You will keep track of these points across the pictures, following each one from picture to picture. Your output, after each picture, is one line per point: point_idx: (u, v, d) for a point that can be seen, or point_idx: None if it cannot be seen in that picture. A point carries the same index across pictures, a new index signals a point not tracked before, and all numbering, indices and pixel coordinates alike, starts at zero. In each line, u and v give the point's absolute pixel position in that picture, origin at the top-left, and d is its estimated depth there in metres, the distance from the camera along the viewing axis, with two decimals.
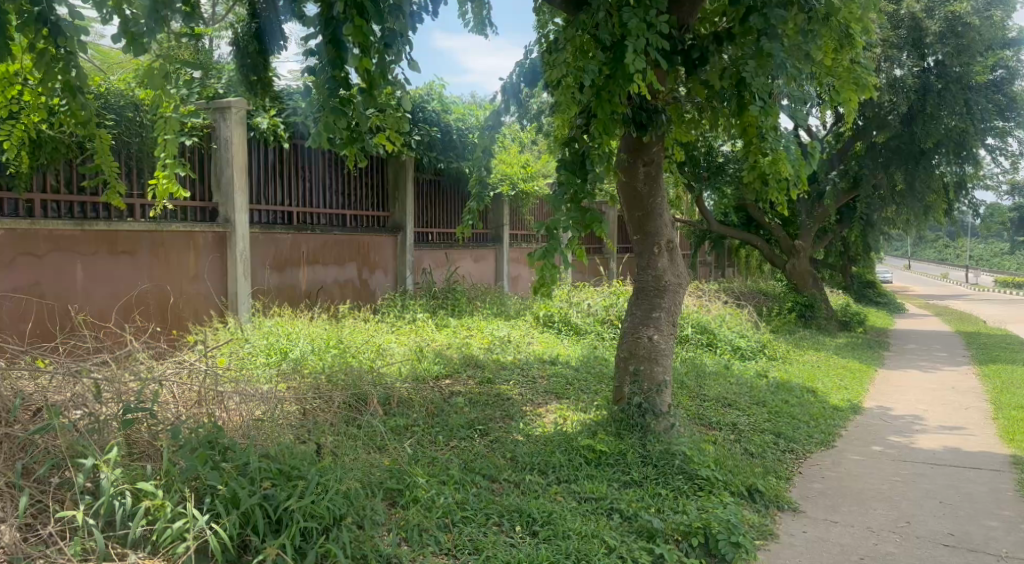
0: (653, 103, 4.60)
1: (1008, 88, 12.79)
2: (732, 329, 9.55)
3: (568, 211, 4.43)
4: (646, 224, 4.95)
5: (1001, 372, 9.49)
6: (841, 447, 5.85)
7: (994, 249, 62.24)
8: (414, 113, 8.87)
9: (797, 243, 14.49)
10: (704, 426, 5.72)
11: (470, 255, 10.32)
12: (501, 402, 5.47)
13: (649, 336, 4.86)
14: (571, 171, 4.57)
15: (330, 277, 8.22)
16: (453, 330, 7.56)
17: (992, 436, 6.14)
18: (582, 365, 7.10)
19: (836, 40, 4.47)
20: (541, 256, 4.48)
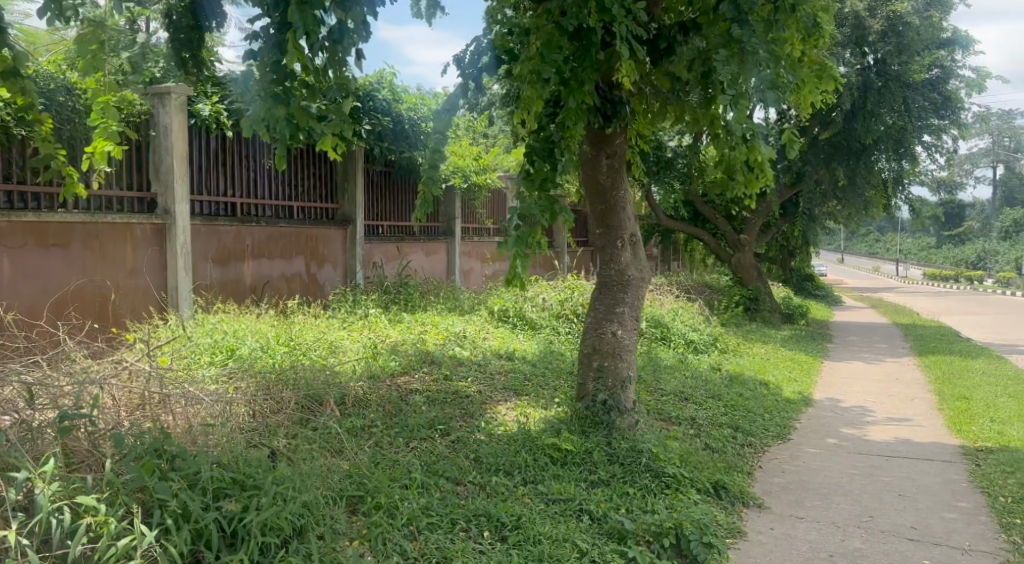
0: (618, 93, 4.57)
1: (944, 87, 13.16)
2: (684, 322, 9.59)
3: (538, 200, 4.33)
4: (609, 218, 4.87)
5: (941, 363, 9.78)
6: (797, 440, 5.90)
7: (922, 243, 64.81)
8: (364, 102, 8.64)
9: (743, 237, 14.70)
10: (663, 420, 5.68)
11: (421, 248, 10.11)
12: (459, 400, 5.32)
13: (613, 332, 4.79)
14: (539, 157, 4.45)
15: (276, 270, 7.92)
16: (406, 326, 7.37)
17: (939, 427, 6.28)
18: (538, 361, 7.00)
19: (799, 34, 4.46)
20: (511, 249, 4.27)
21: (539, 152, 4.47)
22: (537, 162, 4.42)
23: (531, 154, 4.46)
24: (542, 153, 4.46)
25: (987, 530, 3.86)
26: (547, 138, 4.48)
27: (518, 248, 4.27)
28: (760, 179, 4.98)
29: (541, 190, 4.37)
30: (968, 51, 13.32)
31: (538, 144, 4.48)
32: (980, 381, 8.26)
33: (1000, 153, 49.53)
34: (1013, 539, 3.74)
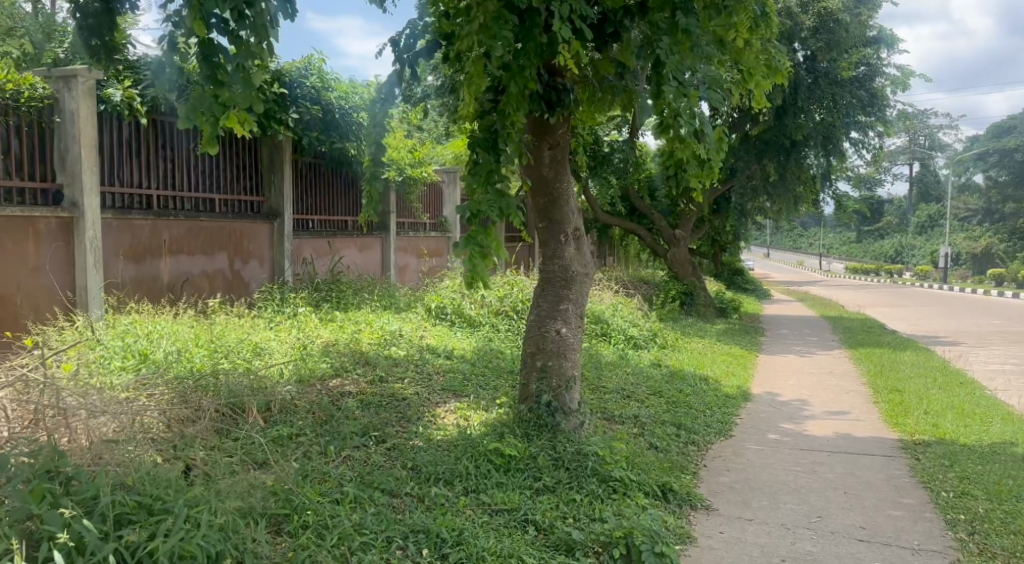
0: (561, 81, 4.35)
1: (870, 85, 13.48)
2: (624, 317, 9.52)
3: (486, 195, 4.00)
4: (551, 211, 4.67)
5: (870, 356, 9.98)
6: (740, 436, 5.83)
7: (843, 238, 67.35)
8: (290, 91, 8.16)
9: (678, 232, 14.78)
10: (606, 419, 5.54)
11: (354, 244, 9.73)
12: (396, 403, 5.04)
13: (557, 330, 4.60)
14: (483, 149, 4.10)
15: (197, 267, 7.44)
16: (339, 325, 7.03)
17: (876, 421, 6.32)
18: (477, 359, 6.78)
19: (748, 22, 4.30)
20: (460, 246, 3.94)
21: (484, 142, 4.12)
22: (482, 154, 4.09)
23: (475, 146, 4.12)
24: (486, 144, 4.11)
25: (934, 528, 3.84)
26: (490, 127, 4.15)
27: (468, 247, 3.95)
28: (711, 173, 4.81)
29: (489, 184, 4.03)
30: (893, 50, 13.67)
31: (482, 135, 4.14)
32: (909, 373, 8.45)
33: (915, 152, 51.81)
34: (960, 536, 3.73)
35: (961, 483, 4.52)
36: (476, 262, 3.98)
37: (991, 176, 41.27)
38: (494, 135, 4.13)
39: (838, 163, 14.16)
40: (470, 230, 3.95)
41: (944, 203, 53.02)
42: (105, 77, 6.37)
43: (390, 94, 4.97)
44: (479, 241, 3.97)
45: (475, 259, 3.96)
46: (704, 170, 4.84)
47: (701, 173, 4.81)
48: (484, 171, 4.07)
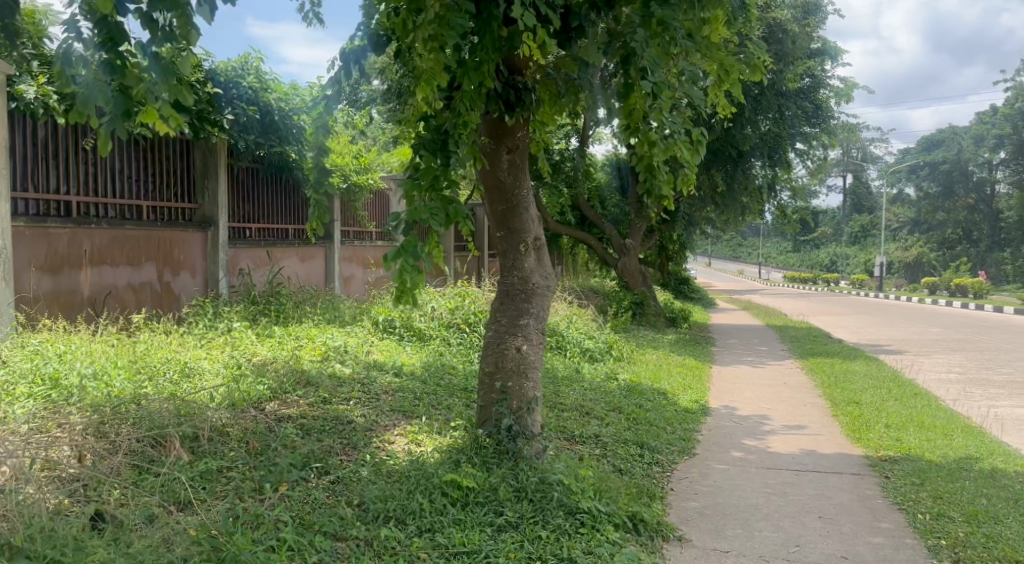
0: (522, 80, 4.02)
1: (814, 96, 13.62)
2: (578, 329, 9.26)
3: (429, 202, 3.66)
4: (510, 220, 4.34)
5: (823, 366, 9.94)
6: (703, 454, 5.56)
7: (781, 247, 69.01)
8: (226, 90, 7.77)
9: (628, 241, 14.59)
10: (567, 440, 5.23)
11: (295, 253, 9.21)
12: (341, 428, 4.62)
13: (518, 348, 4.26)
14: (428, 151, 3.73)
15: (122, 279, 6.86)
16: (277, 341, 6.56)
17: (838, 436, 6.18)
18: (428, 376, 6.38)
19: (724, 16, 4.03)
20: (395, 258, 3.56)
21: (433, 145, 3.75)
22: (426, 157, 3.72)
23: (420, 149, 3.74)
24: (433, 146, 3.74)
25: (918, 556, 3.65)
26: (438, 128, 3.78)
27: (405, 257, 3.55)
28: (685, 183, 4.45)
29: (432, 192, 3.69)
30: (837, 62, 13.82)
31: (429, 137, 3.77)
32: (862, 384, 8.40)
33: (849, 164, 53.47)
34: None
35: (936, 504, 4.35)
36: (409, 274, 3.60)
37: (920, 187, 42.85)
38: (442, 137, 3.75)
39: (783, 173, 14.26)
40: (406, 241, 3.57)
41: (877, 214, 54.80)
42: (16, 73, 5.77)
43: (335, 92, 4.35)
44: (417, 252, 3.58)
45: (411, 272, 3.56)
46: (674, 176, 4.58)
47: (676, 180, 4.49)
48: (430, 175, 3.70)
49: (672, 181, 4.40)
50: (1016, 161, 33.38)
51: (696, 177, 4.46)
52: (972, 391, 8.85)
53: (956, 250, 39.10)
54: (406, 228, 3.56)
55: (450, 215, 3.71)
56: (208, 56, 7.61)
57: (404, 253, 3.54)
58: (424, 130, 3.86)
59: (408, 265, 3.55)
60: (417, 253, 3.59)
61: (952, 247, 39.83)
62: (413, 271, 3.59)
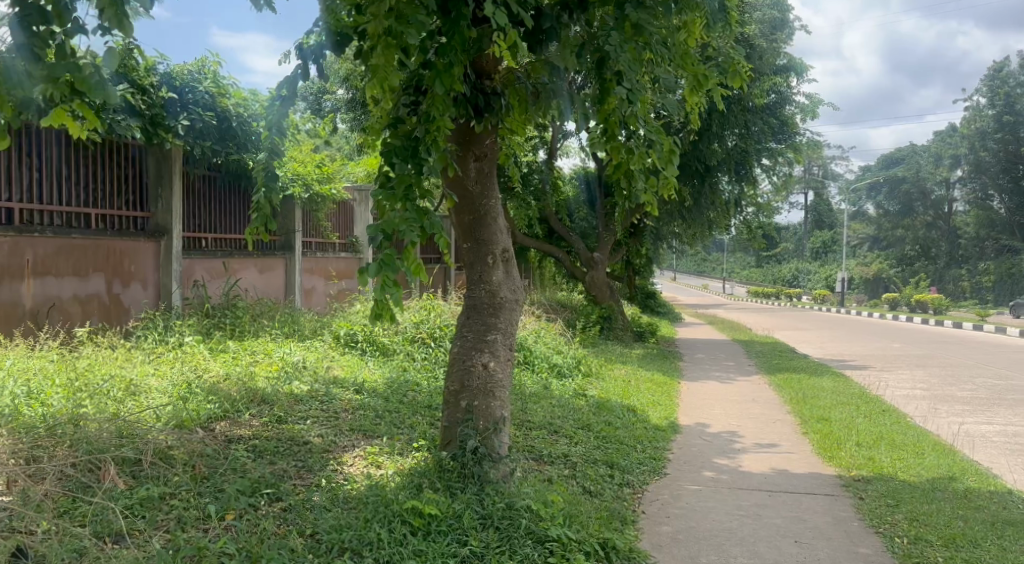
0: (490, 84, 3.86)
1: (780, 112, 13.71)
2: (546, 344, 9.07)
3: (405, 212, 3.25)
4: (477, 230, 4.16)
5: (790, 382, 9.90)
6: (674, 474, 5.40)
7: (745, 263, 69.93)
8: (181, 95, 7.49)
9: (596, 254, 14.30)
10: (535, 461, 5.04)
11: (253, 264, 8.89)
12: (296, 449, 4.41)
13: (484, 364, 4.06)
14: (400, 158, 3.41)
15: (67, 290, 6.51)
16: (232, 356, 6.26)
17: (810, 454, 6.06)
18: (391, 393, 6.14)
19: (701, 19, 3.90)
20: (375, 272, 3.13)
21: (404, 151, 3.43)
22: (398, 165, 3.38)
23: (390, 156, 3.42)
24: (403, 153, 3.42)
25: None
26: (409, 133, 3.47)
27: (385, 272, 3.13)
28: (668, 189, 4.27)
29: (407, 202, 3.29)
30: (802, 78, 13.93)
31: (399, 144, 3.46)
32: (830, 401, 8.34)
33: (810, 182, 54.38)
34: None
35: (913, 527, 4.25)
36: (390, 290, 3.19)
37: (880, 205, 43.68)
38: (413, 143, 3.45)
39: (749, 189, 14.32)
40: (384, 255, 3.16)
41: (838, 230, 55.76)
42: None
43: (289, 94, 4.08)
44: (396, 268, 3.17)
45: (392, 290, 3.14)
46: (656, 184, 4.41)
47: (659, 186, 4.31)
48: (403, 184, 3.33)
49: (650, 191, 4.23)
50: (972, 180, 34.24)
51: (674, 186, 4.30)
52: (937, 407, 8.87)
53: (914, 266, 39.92)
54: (382, 240, 3.16)
55: (425, 227, 3.30)
56: (162, 59, 7.36)
57: (384, 269, 3.13)
58: (391, 137, 3.54)
59: (387, 281, 3.14)
60: (396, 268, 3.18)
61: (910, 263, 40.66)
62: (394, 288, 3.17)
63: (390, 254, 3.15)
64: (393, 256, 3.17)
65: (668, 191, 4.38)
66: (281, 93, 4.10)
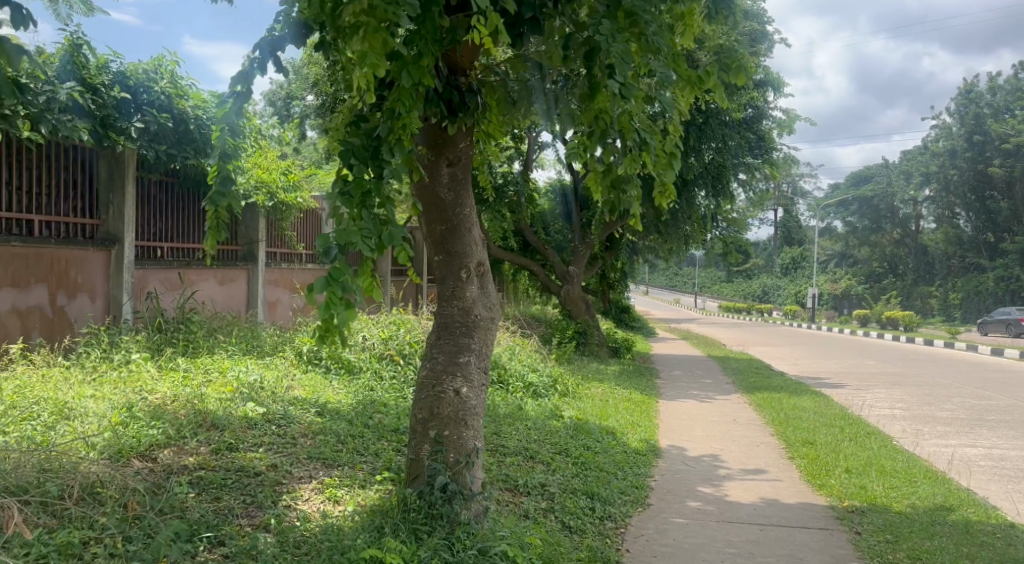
0: (465, 81, 3.47)
1: (758, 126, 13.55)
2: (521, 361, 8.69)
3: (361, 221, 2.87)
4: (450, 241, 3.79)
5: (771, 401, 9.64)
6: (658, 505, 5.03)
7: (716, 278, 70.40)
8: (135, 95, 7.06)
9: (571, 267, 14.05)
10: (510, 492, 4.67)
11: (213, 275, 8.42)
12: (246, 483, 4.04)
13: (456, 390, 3.68)
14: (359, 160, 3.00)
15: (3, 302, 5.98)
16: (182, 376, 5.80)
17: (799, 481, 5.76)
18: (354, 416, 5.72)
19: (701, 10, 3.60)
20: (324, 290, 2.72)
21: (363, 152, 3.03)
22: (356, 167, 2.98)
23: (348, 156, 3.01)
24: (364, 155, 3.02)
25: None
26: (372, 131, 3.07)
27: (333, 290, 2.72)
28: (662, 198, 4.01)
29: (364, 210, 2.90)
30: (780, 93, 13.80)
31: (360, 143, 3.05)
32: (813, 423, 8.06)
33: (781, 198, 54.88)
34: None
35: None
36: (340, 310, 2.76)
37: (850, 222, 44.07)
38: (375, 143, 3.05)
39: (726, 204, 14.12)
40: (333, 268, 2.75)
41: (808, 246, 56.23)
42: None
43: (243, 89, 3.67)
44: (347, 286, 2.78)
45: (341, 309, 2.74)
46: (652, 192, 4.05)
47: (650, 195, 4.01)
48: (361, 190, 2.94)
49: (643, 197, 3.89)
50: (940, 198, 34.71)
51: (671, 192, 3.95)
52: (920, 429, 8.66)
53: (883, 283, 40.35)
54: (335, 251, 2.77)
55: (383, 239, 2.93)
56: (116, 57, 6.93)
57: (331, 284, 2.72)
58: (352, 136, 3.14)
59: (335, 300, 2.73)
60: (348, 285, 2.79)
61: (879, 280, 41.12)
62: (342, 307, 2.76)
63: (341, 267, 2.75)
64: (344, 270, 2.77)
65: (660, 201, 4.10)
66: (234, 90, 3.68)
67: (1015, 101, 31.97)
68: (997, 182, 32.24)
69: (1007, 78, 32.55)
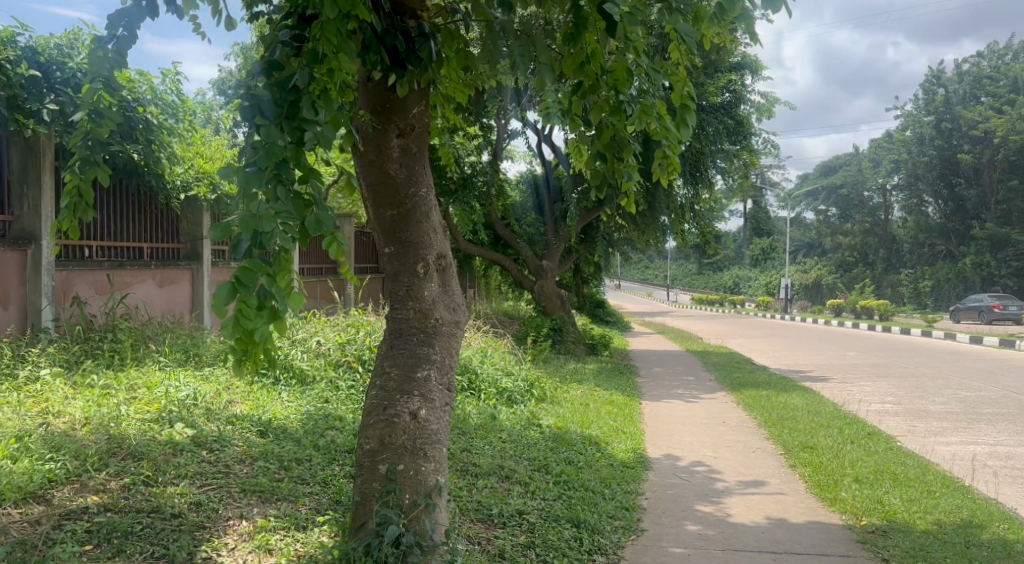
0: (415, 23, 2.74)
1: (736, 112, 12.93)
2: (494, 365, 7.97)
3: (274, 203, 2.14)
4: (404, 230, 3.09)
5: (760, 400, 9.06)
6: (652, 531, 4.36)
7: (687, 270, 70.30)
8: (48, 74, 6.23)
9: (544, 262, 13.42)
10: (483, 524, 4.02)
11: (150, 277, 7.56)
12: (160, 528, 3.32)
13: (413, 413, 2.98)
14: (269, 119, 2.25)
15: None
16: (101, 393, 5.03)
17: (808, 495, 5.15)
18: (303, 434, 4.99)
19: None
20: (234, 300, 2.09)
21: (276, 111, 2.27)
22: (265, 129, 2.23)
23: (252, 114, 2.25)
24: (276, 113, 2.28)
25: None
26: (285, 81, 2.32)
27: (248, 297, 2.10)
28: (669, 168, 3.32)
29: (278, 186, 2.18)
30: (757, 77, 13.24)
31: (270, 95, 2.30)
32: (809, 424, 7.48)
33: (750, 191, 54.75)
34: None
35: None
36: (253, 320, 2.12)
37: (821, 211, 44.00)
38: (292, 96, 2.31)
39: (704, 193, 13.51)
40: (242, 270, 2.10)
41: (777, 237, 56.20)
42: None
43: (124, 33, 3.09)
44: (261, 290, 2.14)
45: (255, 318, 2.12)
46: (662, 163, 3.32)
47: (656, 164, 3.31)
48: (275, 162, 2.21)
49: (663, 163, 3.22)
50: (908, 187, 34.69)
51: (680, 159, 3.23)
52: (918, 426, 8.14)
53: (852, 272, 40.29)
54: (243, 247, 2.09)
55: (308, 225, 2.31)
56: (23, 30, 6.06)
57: (239, 290, 2.10)
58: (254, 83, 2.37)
59: (248, 310, 2.10)
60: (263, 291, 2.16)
61: (849, 270, 41.05)
62: (259, 319, 2.14)
63: (250, 268, 2.10)
64: (256, 269, 2.13)
65: (668, 172, 3.37)
66: (114, 34, 3.09)
67: (981, 87, 31.97)
68: (965, 169, 32.24)
69: (972, 65, 32.57)
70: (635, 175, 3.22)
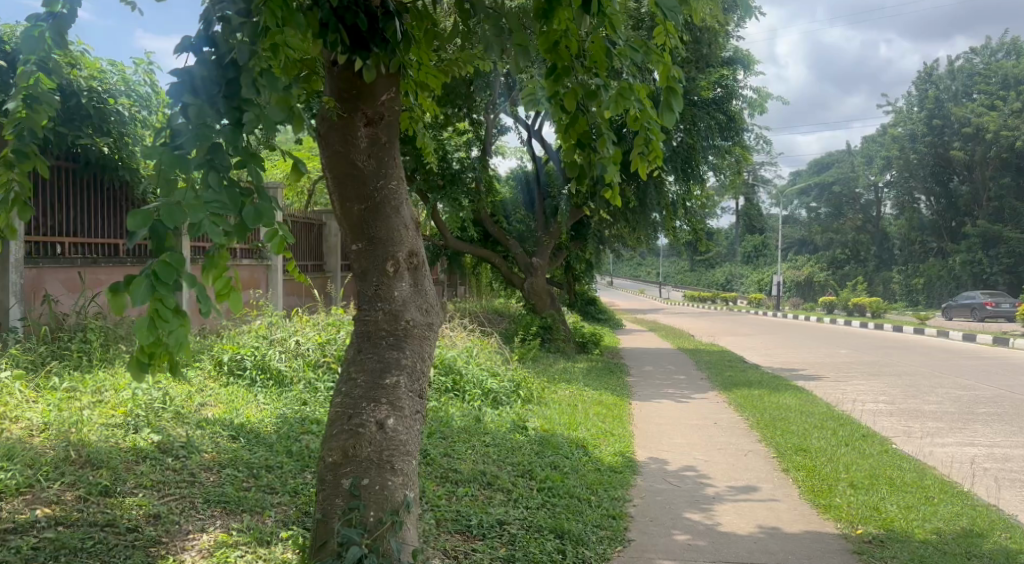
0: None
1: (728, 106, 12.67)
2: (480, 365, 7.76)
3: (201, 192, 1.98)
4: (372, 225, 2.88)
5: (753, 401, 8.89)
6: (640, 541, 4.17)
7: (679, 267, 70.19)
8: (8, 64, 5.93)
9: (534, 259, 13.23)
10: (461, 536, 3.82)
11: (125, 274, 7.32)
12: (113, 543, 3.11)
13: (380, 423, 2.78)
14: (199, 98, 2.08)
15: None
16: (64, 397, 4.80)
17: (801, 501, 4.97)
18: (276, 439, 4.77)
19: None
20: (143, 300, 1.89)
21: (214, 89, 2.11)
22: (193, 108, 2.06)
23: (182, 91, 2.08)
24: (211, 91, 2.12)
25: None
26: (223, 55, 2.16)
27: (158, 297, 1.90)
28: (650, 156, 3.11)
29: (209, 172, 2.02)
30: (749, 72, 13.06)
31: (204, 70, 2.13)
32: (801, 425, 7.31)
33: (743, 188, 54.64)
34: None
35: None
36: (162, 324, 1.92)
37: (813, 208, 43.95)
38: (231, 72, 2.15)
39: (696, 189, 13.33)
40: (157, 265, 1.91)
41: (769, 234, 56.15)
42: None
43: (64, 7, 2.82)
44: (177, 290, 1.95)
45: (165, 321, 1.92)
46: (643, 147, 3.10)
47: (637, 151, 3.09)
48: (205, 145, 2.05)
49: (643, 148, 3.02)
50: (899, 184, 34.62)
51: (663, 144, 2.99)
52: (912, 427, 7.97)
53: (844, 269, 40.19)
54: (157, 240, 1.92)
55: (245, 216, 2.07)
56: None
57: (156, 289, 1.91)
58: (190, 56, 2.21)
59: (159, 310, 1.91)
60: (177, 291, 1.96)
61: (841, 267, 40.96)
62: (173, 322, 1.94)
63: (169, 264, 1.92)
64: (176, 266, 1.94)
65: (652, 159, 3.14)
66: (53, 11, 2.83)
67: (974, 84, 31.92)
68: (957, 166, 32.17)
69: (965, 61, 32.53)
70: (610, 162, 3.04)
